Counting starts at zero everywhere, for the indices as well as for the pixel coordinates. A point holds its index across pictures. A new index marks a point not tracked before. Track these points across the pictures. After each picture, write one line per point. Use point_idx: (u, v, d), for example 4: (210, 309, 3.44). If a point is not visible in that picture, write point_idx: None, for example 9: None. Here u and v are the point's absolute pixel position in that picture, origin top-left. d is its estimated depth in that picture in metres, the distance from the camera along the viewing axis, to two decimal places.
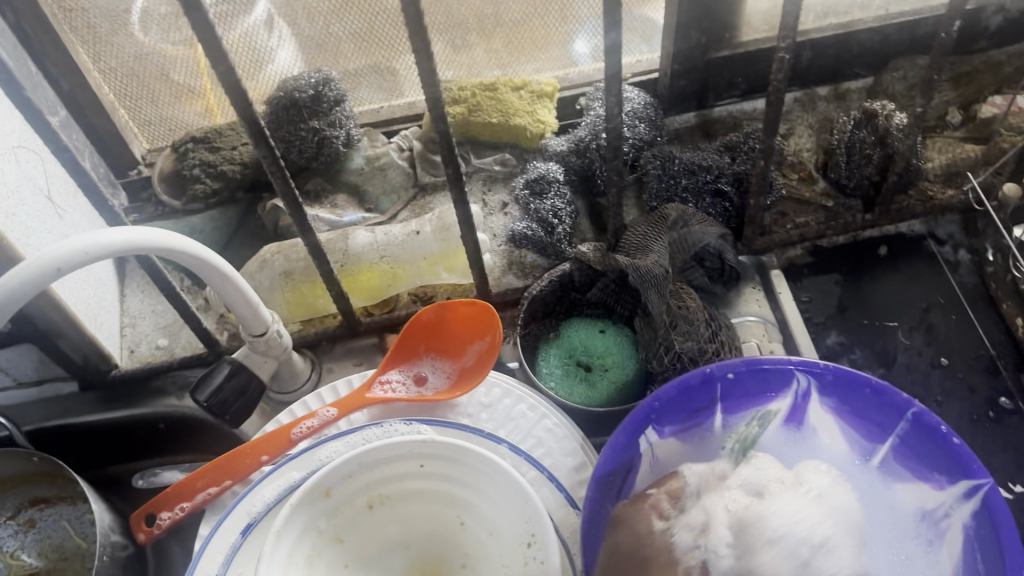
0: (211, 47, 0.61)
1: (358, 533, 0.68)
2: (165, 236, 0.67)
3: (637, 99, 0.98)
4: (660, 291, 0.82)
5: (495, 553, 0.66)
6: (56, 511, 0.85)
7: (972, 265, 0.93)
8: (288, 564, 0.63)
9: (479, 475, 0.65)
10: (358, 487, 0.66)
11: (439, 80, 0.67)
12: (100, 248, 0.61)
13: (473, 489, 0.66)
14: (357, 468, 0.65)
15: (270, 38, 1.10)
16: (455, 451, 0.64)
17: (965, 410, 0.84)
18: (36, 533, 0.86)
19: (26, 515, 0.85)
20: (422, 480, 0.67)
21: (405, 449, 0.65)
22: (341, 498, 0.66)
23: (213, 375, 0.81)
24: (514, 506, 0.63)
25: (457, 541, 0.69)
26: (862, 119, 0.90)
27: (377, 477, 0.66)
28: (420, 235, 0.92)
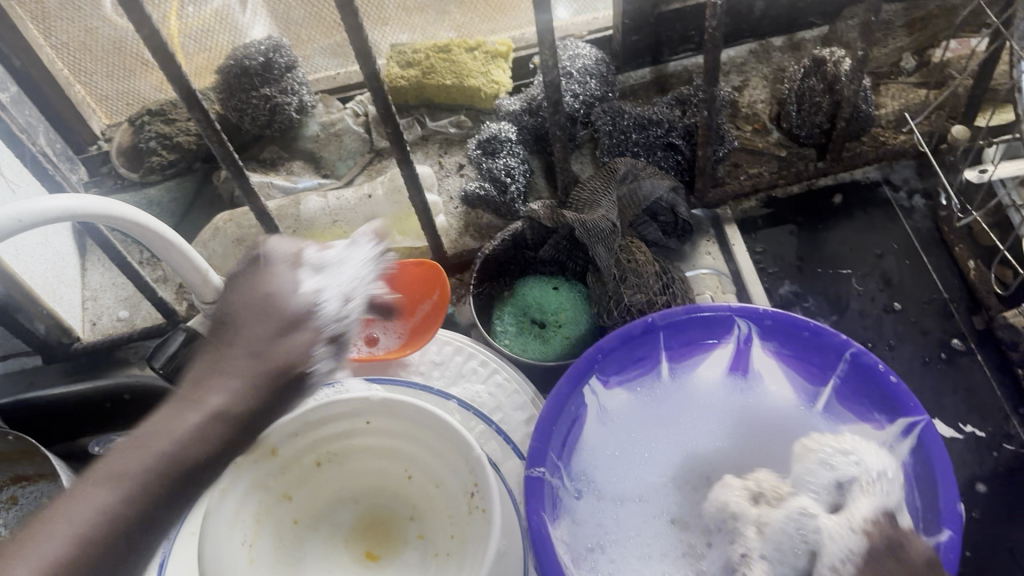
0: (133, 11, 0.61)
1: (307, 490, 0.66)
2: (113, 206, 0.67)
3: (588, 55, 0.97)
4: (608, 245, 0.82)
5: (442, 504, 0.65)
6: (37, 488, 0.79)
7: (926, 211, 0.93)
8: (236, 525, 0.60)
9: (423, 429, 0.63)
10: (306, 445, 0.64)
11: (368, 37, 0.67)
12: (37, 216, 0.60)
13: (419, 443, 0.64)
14: (303, 427, 0.63)
15: (245, 14, 1.12)
16: (401, 407, 0.62)
17: (917, 352, 0.85)
18: (18, 510, 0.80)
19: (8, 491, 0.80)
20: (369, 436, 0.65)
21: (349, 406, 0.62)
22: (287, 457, 0.63)
23: (169, 343, 0.82)
24: (458, 458, 0.61)
25: (404, 494, 0.68)
26: (811, 67, 0.90)
27: (322, 435, 0.64)
28: (373, 198, 0.92)
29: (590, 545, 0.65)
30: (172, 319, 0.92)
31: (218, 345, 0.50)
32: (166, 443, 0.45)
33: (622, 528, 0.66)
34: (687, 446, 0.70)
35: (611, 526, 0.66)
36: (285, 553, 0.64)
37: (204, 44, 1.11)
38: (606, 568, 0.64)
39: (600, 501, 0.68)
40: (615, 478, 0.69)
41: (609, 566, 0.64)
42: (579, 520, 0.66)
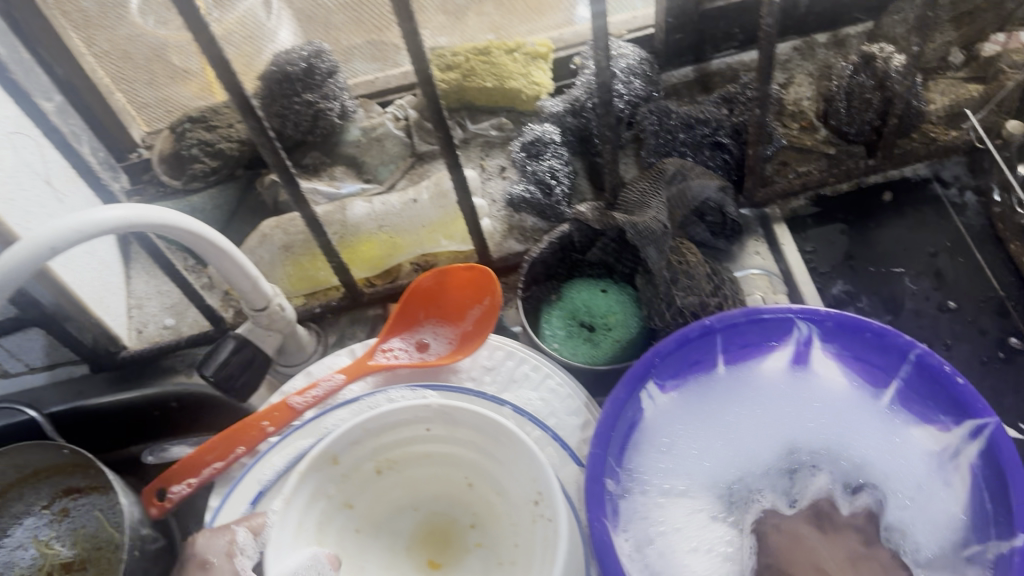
0: (191, 19, 0.61)
1: (367, 496, 0.65)
2: (164, 215, 0.66)
3: (631, 55, 0.96)
4: (659, 247, 0.82)
5: (504, 513, 0.64)
6: (90, 500, 0.80)
7: (978, 207, 0.92)
8: (301, 533, 0.59)
9: (486, 437, 0.61)
10: (366, 452, 0.63)
11: (421, 42, 0.66)
12: (94, 228, 0.60)
13: (481, 452, 0.63)
14: (366, 435, 0.61)
15: (269, 19, 1.10)
16: (460, 414, 0.61)
17: (975, 351, 0.83)
18: (69, 522, 0.80)
19: (59, 504, 0.79)
20: (429, 443, 0.64)
21: (410, 413, 0.61)
22: (349, 465, 0.62)
23: (218, 350, 0.82)
24: (523, 466, 0.60)
25: (465, 500, 0.67)
26: (860, 64, 0.89)
27: (382, 443, 0.62)
28: (418, 202, 0.93)
29: (640, 542, 0.64)
30: (219, 326, 0.92)
31: None
32: None
33: (673, 524, 0.65)
34: (743, 447, 0.70)
35: (660, 519, 0.65)
36: (348, 561, 0.63)
37: (242, 49, 1.10)
38: (658, 564, 0.63)
39: (648, 497, 0.66)
40: (669, 473, 0.68)
41: (660, 562, 0.63)
42: (637, 513, 0.65)
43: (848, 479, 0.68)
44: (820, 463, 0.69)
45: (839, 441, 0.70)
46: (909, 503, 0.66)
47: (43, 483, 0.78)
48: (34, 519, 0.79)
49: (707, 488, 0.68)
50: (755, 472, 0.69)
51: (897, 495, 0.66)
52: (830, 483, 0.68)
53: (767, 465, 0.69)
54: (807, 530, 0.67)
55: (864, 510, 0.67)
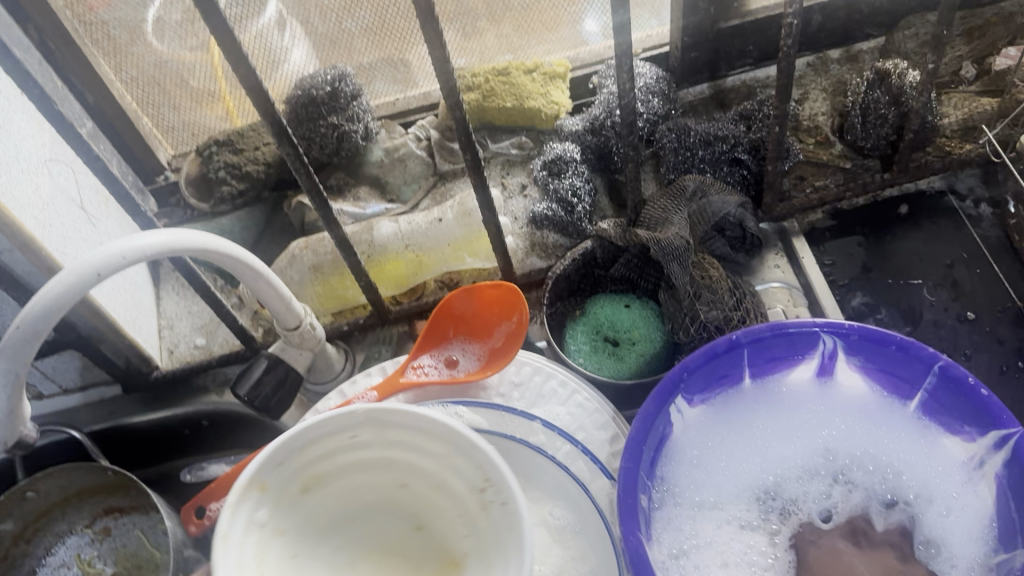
0: (232, 50, 0.63)
1: (308, 513, 0.61)
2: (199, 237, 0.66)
3: (648, 74, 0.98)
4: (683, 263, 0.82)
5: (447, 506, 0.60)
6: (130, 519, 0.81)
7: (994, 219, 0.93)
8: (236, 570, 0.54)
9: (415, 435, 0.58)
10: (292, 470, 0.58)
11: (452, 68, 0.68)
12: (138, 253, 0.59)
13: (412, 450, 0.59)
14: (290, 452, 0.57)
15: (283, 38, 1.13)
16: (395, 415, 0.57)
17: (994, 361, 0.85)
18: (111, 541, 0.81)
19: (101, 523, 0.81)
20: (363, 448, 0.59)
21: (340, 420, 0.57)
22: (276, 486, 0.57)
23: (251, 370, 0.84)
24: (461, 455, 0.57)
25: (403, 505, 0.62)
26: (875, 80, 0.91)
27: (311, 460, 0.58)
28: (443, 222, 0.94)
29: (673, 551, 0.65)
30: (250, 346, 0.94)
31: None
32: None
33: (704, 534, 0.67)
34: (771, 457, 0.71)
35: (694, 533, 0.67)
36: None
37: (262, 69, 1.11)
38: (690, 574, 0.65)
39: (681, 506, 0.68)
40: (699, 485, 0.69)
41: (693, 571, 0.65)
42: (672, 522, 0.67)
43: (879, 490, 0.69)
44: (851, 472, 0.70)
45: (873, 451, 0.71)
46: (945, 511, 0.67)
47: (85, 503, 0.81)
48: (76, 538, 0.81)
49: (739, 500, 0.69)
50: (788, 484, 0.70)
51: (932, 506, 0.68)
52: (867, 497, 0.70)
53: (799, 475, 0.70)
54: (844, 546, 0.68)
55: (898, 526, 0.68)
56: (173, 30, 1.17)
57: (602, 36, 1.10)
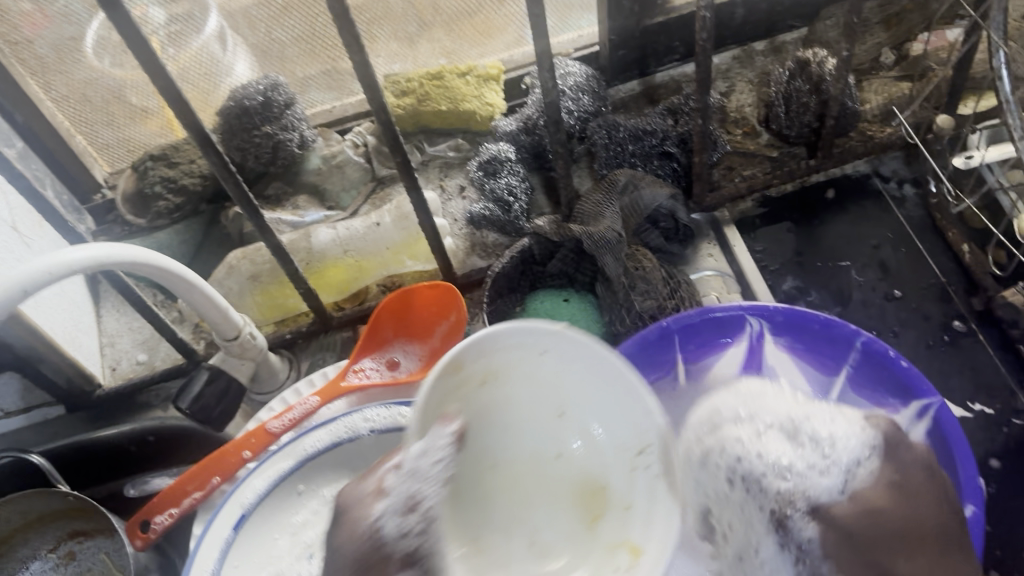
0: (149, 64, 0.63)
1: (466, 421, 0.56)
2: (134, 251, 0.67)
3: (578, 73, 0.99)
4: (615, 254, 0.85)
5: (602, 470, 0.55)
6: (95, 543, 0.82)
7: (917, 199, 0.96)
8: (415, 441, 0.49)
9: (609, 377, 0.52)
10: (484, 364, 0.54)
11: (373, 71, 0.69)
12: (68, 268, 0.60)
13: (593, 393, 0.54)
14: (487, 350, 0.53)
15: (225, 52, 1.10)
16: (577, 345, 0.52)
17: (921, 337, 0.88)
18: (76, 565, 0.82)
19: (64, 548, 0.82)
20: (532, 368, 0.56)
21: (518, 337, 0.53)
22: (467, 374, 0.53)
23: (191, 384, 0.83)
24: (633, 414, 0.52)
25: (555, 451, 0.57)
26: (795, 69, 0.94)
27: (505, 360, 0.54)
28: (381, 226, 0.93)
29: None
30: (192, 359, 0.93)
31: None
32: None
33: None
34: None
35: None
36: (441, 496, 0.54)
37: (198, 86, 1.09)
38: None
39: None
40: None
41: None
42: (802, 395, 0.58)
43: None
44: None
45: None
46: None
47: (48, 528, 0.81)
48: (40, 564, 0.83)
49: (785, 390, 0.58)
50: None
51: None
52: None
53: None
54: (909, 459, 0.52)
55: None
56: (111, 51, 1.10)
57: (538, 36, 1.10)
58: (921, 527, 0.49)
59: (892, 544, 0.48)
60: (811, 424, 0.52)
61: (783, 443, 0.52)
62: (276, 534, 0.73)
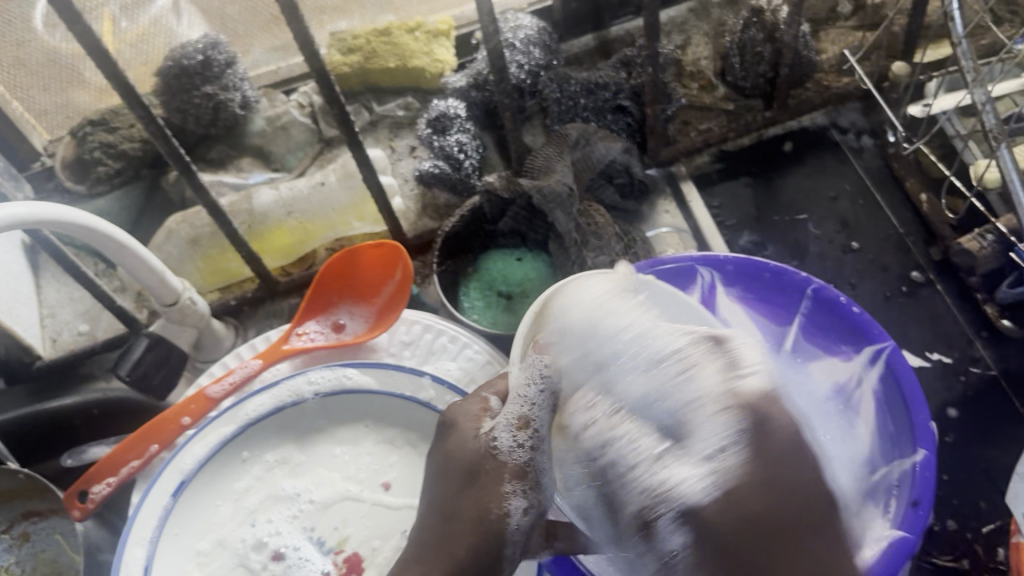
0: (63, 9, 0.60)
1: None
2: (61, 210, 0.64)
3: (529, 26, 0.95)
4: (566, 210, 0.83)
5: None
6: (49, 524, 0.77)
7: (875, 150, 0.94)
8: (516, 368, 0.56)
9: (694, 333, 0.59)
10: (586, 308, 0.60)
11: (304, 17, 0.66)
12: None
13: None
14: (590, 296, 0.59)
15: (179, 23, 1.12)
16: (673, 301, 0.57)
17: (879, 288, 0.86)
18: (30, 546, 0.78)
19: (19, 528, 0.78)
20: None
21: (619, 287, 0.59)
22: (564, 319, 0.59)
23: (132, 350, 0.81)
24: None
25: None
26: (750, 18, 0.90)
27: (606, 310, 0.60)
28: (326, 185, 0.90)
29: None
30: (134, 327, 0.90)
31: (476, 484, 0.55)
32: (445, 509, 0.56)
33: None
34: None
35: None
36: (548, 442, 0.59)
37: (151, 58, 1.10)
38: None
39: None
40: None
41: None
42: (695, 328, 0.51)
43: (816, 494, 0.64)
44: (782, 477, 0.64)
45: None
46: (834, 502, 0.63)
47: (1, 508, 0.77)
48: None
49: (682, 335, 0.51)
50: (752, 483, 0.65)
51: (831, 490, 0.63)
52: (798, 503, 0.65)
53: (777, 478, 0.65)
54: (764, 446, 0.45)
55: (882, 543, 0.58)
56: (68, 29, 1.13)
57: None
58: (780, 524, 0.43)
59: (756, 551, 0.43)
60: (679, 401, 0.48)
61: (658, 429, 0.48)
62: (217, 501, 0.71)
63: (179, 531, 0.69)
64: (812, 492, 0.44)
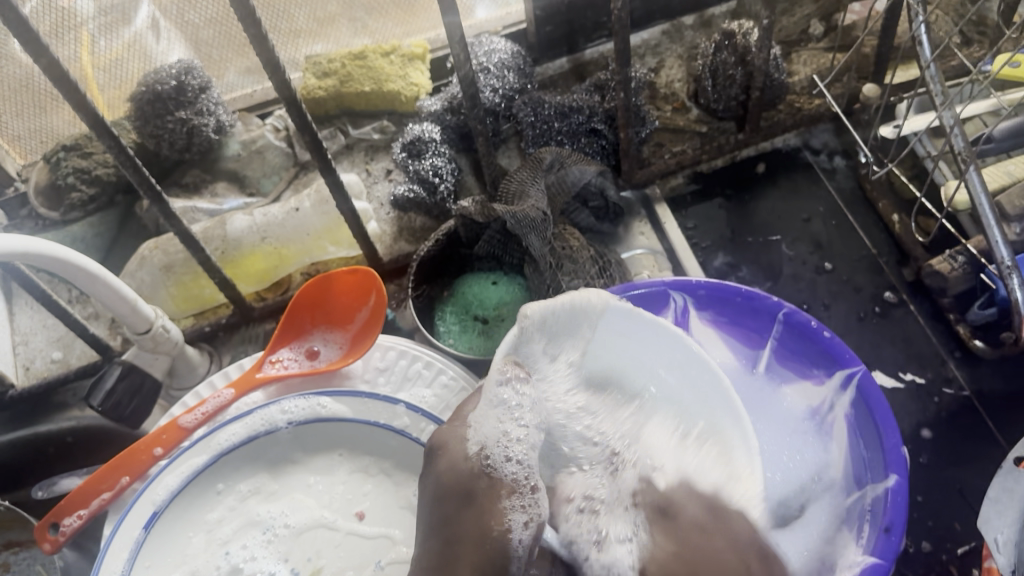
0: (29, 41, 0.60)
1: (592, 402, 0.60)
2: (27, 242, 0.63)
3: (503, 49, 0.97)
4: (539, 235, 0.82)
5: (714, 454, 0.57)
6: (31, 554, 0.75)
7: (848, 170, 0.95)
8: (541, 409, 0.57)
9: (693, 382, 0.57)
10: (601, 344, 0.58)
11: (273, 46, 0.66)
12: None
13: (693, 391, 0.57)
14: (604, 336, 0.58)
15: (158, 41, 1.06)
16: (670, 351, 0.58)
17: (852, 309, 0.87)
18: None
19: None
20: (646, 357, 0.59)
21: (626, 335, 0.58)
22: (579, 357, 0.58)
23: (104, 380, 0.80)
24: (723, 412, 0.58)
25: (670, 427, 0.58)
26: (721, 41, 0.92)
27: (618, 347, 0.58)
28: (301, 211, 0.90)
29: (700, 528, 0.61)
30: (107, 355, 0.90)
31: (466, 493, 0.51)
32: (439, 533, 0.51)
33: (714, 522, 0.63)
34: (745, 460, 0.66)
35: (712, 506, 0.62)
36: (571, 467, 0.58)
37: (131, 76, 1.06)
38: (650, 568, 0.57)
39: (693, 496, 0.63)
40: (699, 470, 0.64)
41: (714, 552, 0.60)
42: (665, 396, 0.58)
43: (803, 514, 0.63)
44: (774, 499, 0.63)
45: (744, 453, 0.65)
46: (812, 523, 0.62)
47: None
48: None
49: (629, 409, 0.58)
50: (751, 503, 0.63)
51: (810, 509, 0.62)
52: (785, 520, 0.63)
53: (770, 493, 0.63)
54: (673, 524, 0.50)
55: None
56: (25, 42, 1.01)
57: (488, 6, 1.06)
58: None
59: None
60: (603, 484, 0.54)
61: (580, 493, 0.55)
62: (189, 532, 0.70)
63: (151, 564, 0.68)
64: (718, 572, 0.47)
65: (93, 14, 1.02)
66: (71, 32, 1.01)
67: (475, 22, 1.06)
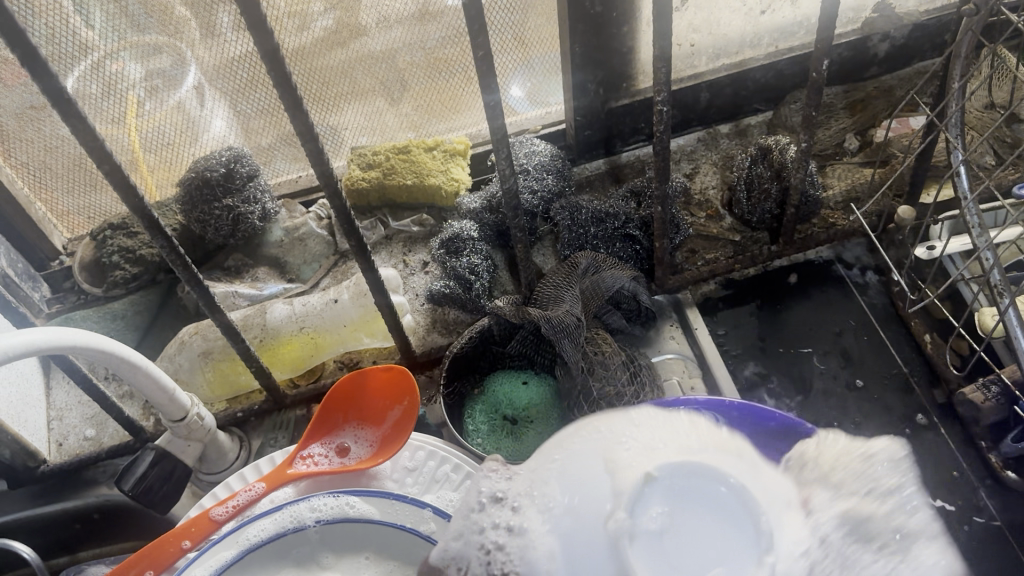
0: (94, 149, 0.62)
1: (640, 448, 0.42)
2: (86, 337, 0.63)
3: (543, 152, 1.00)
4: (573, 340, 0.82)
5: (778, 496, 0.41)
6: None
7: (880, 286, 0.96)
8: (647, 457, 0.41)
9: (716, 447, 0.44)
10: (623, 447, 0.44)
11: (327, 158, 0.68)
12: (25, 347, 0.56)
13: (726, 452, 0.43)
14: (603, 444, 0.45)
15: (202, 107, 1.08)
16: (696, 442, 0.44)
17: (883, 429, 0.86)
18: None
19: None
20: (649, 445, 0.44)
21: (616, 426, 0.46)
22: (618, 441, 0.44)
23: (134, 465, 0.78)
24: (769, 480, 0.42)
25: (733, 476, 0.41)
26: (757, 155, 0.95)
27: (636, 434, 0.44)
28: (338, 302, 0.93)
29: None
30: (139, 436, 0.91)
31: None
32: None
33: None
34: None
35: None
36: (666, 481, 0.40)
37: (175, 142, 1.09)
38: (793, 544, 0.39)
39: None
40: None
41: None
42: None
43: None
44: None
45: None
46: None
47: None
48: None
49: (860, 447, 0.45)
50: None
51: None
52: None
53: None
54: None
55: None
56: (92, 107, 1.00)
57: (528, 103, 1.09)
58: None
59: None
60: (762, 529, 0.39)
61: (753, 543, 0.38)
62: None
63: None
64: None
65: (140, 79, 1.03)
66: (119, 96, 1.02)
67: (518, 116, 1.11)
